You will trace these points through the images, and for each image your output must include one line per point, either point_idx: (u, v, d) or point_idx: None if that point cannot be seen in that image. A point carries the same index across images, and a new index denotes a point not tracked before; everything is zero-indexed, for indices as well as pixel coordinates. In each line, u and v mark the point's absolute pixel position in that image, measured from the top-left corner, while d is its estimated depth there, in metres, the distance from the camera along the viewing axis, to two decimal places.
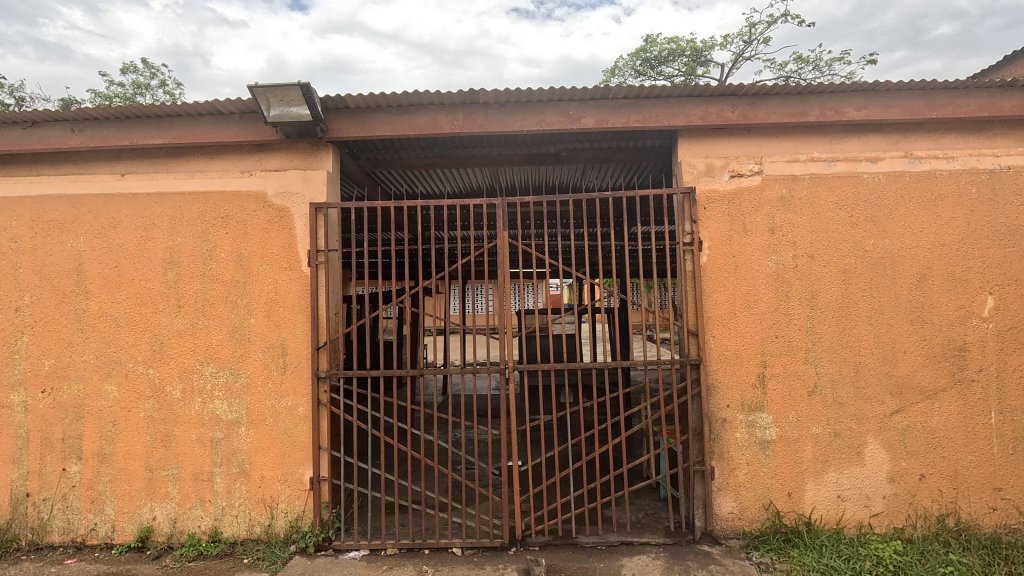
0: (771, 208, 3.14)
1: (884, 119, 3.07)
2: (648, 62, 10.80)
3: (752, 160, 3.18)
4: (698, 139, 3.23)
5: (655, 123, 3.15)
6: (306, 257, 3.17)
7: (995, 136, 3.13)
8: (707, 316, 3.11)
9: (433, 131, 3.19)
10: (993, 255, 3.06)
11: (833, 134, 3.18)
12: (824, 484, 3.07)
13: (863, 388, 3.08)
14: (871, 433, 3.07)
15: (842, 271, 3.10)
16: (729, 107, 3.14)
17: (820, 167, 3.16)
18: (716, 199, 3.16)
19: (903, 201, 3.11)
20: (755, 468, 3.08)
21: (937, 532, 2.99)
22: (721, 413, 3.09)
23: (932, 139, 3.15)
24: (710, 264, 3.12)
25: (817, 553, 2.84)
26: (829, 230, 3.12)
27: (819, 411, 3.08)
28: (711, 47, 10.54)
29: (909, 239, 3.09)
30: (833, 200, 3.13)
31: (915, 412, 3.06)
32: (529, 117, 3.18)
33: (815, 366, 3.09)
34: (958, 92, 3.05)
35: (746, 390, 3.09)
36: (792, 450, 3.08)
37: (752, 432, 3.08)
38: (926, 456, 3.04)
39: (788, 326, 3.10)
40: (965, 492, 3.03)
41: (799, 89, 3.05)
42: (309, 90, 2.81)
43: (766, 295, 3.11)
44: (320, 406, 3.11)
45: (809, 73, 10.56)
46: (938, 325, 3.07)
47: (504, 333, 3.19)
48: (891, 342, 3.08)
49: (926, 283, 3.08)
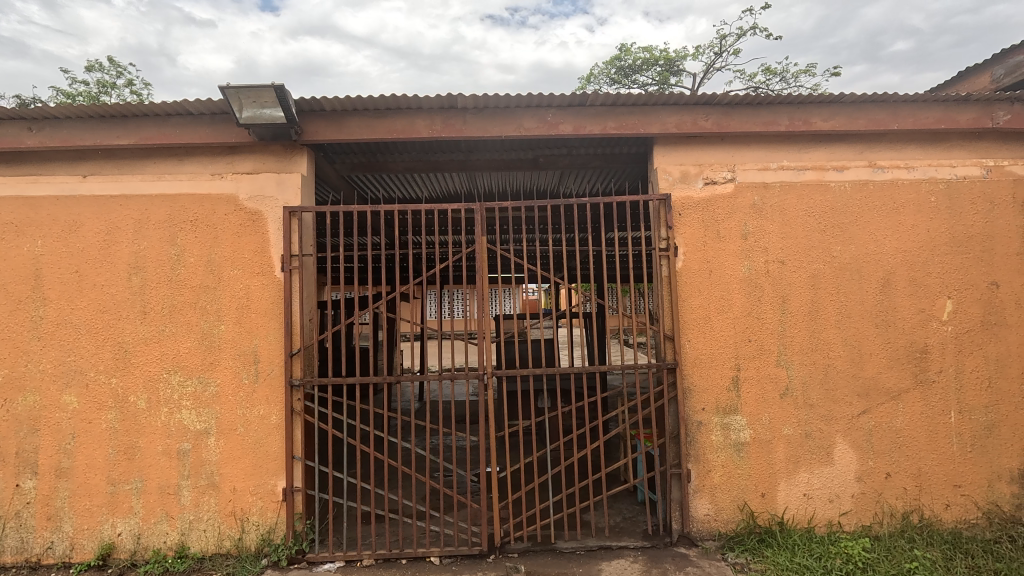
0: (743, 214, 3.22)
1: (850, 130, 3.18)
2: (623, 70, 10.95)
3: (726, 168, 3.25)
4: (673, 146, 3.28)
5: (631, 130, 3.20)
6: (280, 261, 3.09)
7: (952, 147, 3.28)
8: (683, 320, 3.16)
9: (412, 135, 3.17)
10: (951, 261, 3.20)
11: (802, 144, 3.28)
12: (795, 484, 3.15)
13: (832, 389, 3.17)
14: (840, 434, 3.16)
15: (812, 276, 3.19)
16: (703, 116, 3.20)
17: (790, 175, 3.25)
18: (691, 206, 3.22)
19: (869, 209, 3.23)
20: (730, 470, 3.14)
21: (903, 529, 3.09)
22: (697, 416, 3.14)
23: (894, 149, 3.28)
24: (686, 269, 3.17)
25: (790, 552, 2.90)
26: (799, 236, 3.21)
27: (791, 412, 3.16)
28: (683, 57, 10.74)
29: (875, 246, 3.21)
30: (803, 207, 3.23)
31: (882, 412, 3.16)
32: (508, 123, 3.18)
33: (787, 369, 3.17)
34: (918, 104, 3.18)
35: (722, 392, 3.15)
36: (765, 451, 3.15)
37: (726, 434, 3.14)
38: (892, 455, 3.15)
39: (761, 330, 3.17)
40: (928, 490, 3.15)
41: (769, 99, 3.14)
42: (283, 92, 2.74)
43: (739, 300, 3.18)
44: (294, 414, 3.03)
45: (777, 84, 10.77)
46: (901, 327, 3.18)
47: (482, 339, 3.17)
48: (858, 345, 3.18)
49: (890, 287, 3.20)
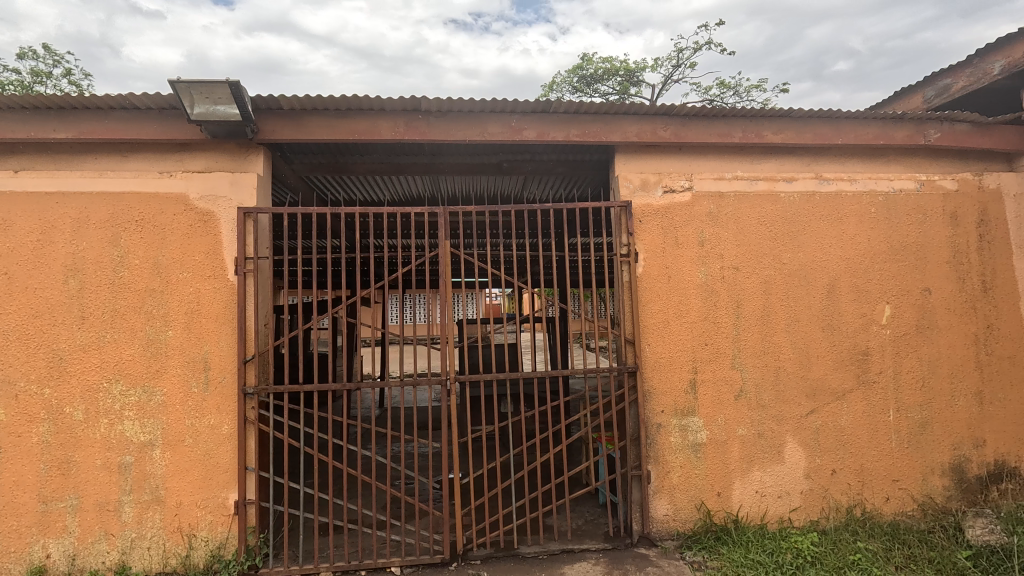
0: (700, 222, 3.33)
1: (798, 143, 3.35)
2: (585, 79, 11.16)
3: (684, 177, 3.36)
4: (633, 155, 3.36)
5: (593, 138, 3.26)
6: (234, 264, 2.97)
7: (889, 162, 3.50)
8: (643, 324, 3.23)
9: (374, 137, 3.12)
10: (889, 269, 3.41)
11: (754, 156, 3.43)
12: (749, 482, 3.26)
13: (783, 391, 3.31)
14: (790, 433, 3.30)
15: (763, 282, 3.33)
16: (662, 126, 3.29)
17: (743, 185, 3.38)
18: (651, 213, 3.30)
19: (815, 218, 3.40)
20: (688, 470, 3.22)
21: (847, 522, 3.25)
22: (657, 418, 3.21)
23: (838, 162, 3.47)
24: (646, 275, 3.25)
25: (744, 549, 3.00)
26: (751, 243, 3.35)
27: (745, 413, 3.28)
28: (642, 68, 11.04)
29: (821, 253, 3.38)
30: (756, 216, 3.37)
31: (828, 411, 3.32)
32: (472, 127, 3.18)
33: (741, 372, 3.29)
34: (860, 120, 3.38)
35: (680, 395, 3.23)
36: (721, 452, 3.25)
37: (684, 435, 3.22)
38: (837, 453, 3.32)
39: (717, 334, 3.28)
40: (870, 485, 3.33)
41: (724, 112, 3.27)
42: (238, 89, 2.64)
43: (696, 304, 3.28)
44: (248, 423, 2.91)
45: (730, 98, 11.23)
46: (845, 331, 3.36)
47: (445, 343, 3.13)
48: (806, 348, 3.33)
49: (834, 293, 3.37)
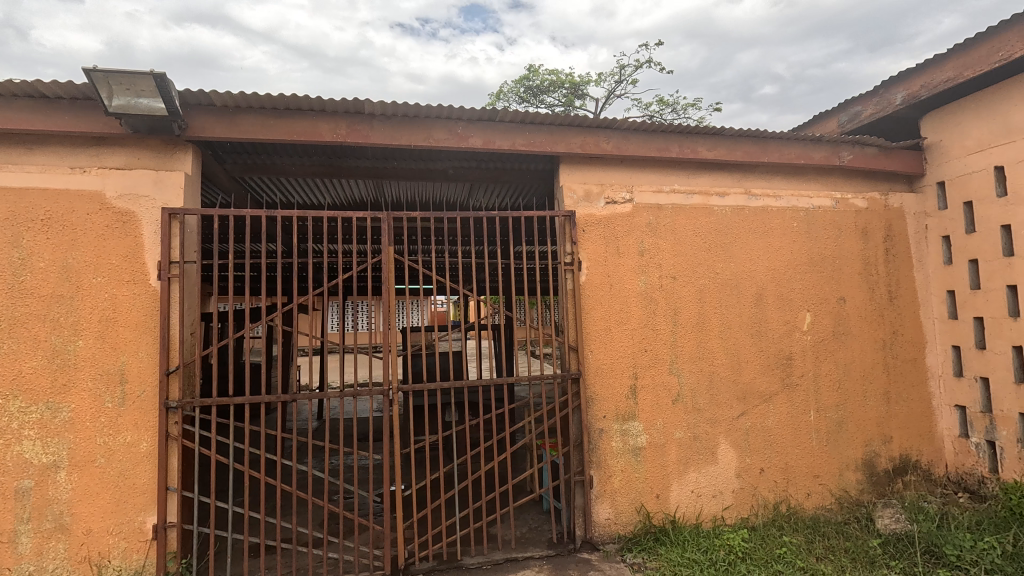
0: (640, 233, 3.45)
1: (729, 159, 3.55)
2: (531, 90, 11.34)
3: (625, 189, 3.47)
4: (577, 166, 3.44)
5: (539, 148, 3.31)
6: (156, 268, 2.76)
7: (809, 180, 3.78)
8: (586, 332, 3.30)
9: (314, 138, 3.01)
10: (809, 279, 3.68)
11: (690, 170, 3.60)
12: (685, 483, 3.39)
13: (716, 394, 3.47)
14: (723, 435, 3.46)
15: (698, 291, 3.49)
16: (605, 139, 3.39)
17: (680, 198, 3.54)
18: (594, 223, 3.39)
19: (744, 231, 3.61)
20: (628, 474, 3.30)
21: (774, 518, 3.44)
22: (599, 423, 3.27)
23: (765, 179, 3.71)
24: (589, 284, 3.32)
25: (681, 548, 3.11)
26: (687, 254, 3.50)
27: (681, 417, 3.41)
28: (587, 82, 11.35)
29: (749, 264, 3.59)
30: (691, 228, 3.53)
31: (757, 413, 3.52)
32: (417, 132, 3.14)
33: (678, 377, 3.42)
34: (784, 141, 3.64)
35: (621, 400, 3.32)
36: (659, 455, 3.36)
37: (625, 440, 3.31)
38: (765, 452, 3.51)
39: (655, 340, 3.40)
40: (793, 482, 3.55)
41: (662, 128, 3.41)
42: (165, 83, 2.47)
43: (636, 312, 3.39)
44: (170, 440, 2.70)
45: (669, 114, 11.76)
46: (771, 337, 3.58)
47: (388, 351, 3.05)
48: (737, 353, 3.52)
49: (761, 302, 3.59)
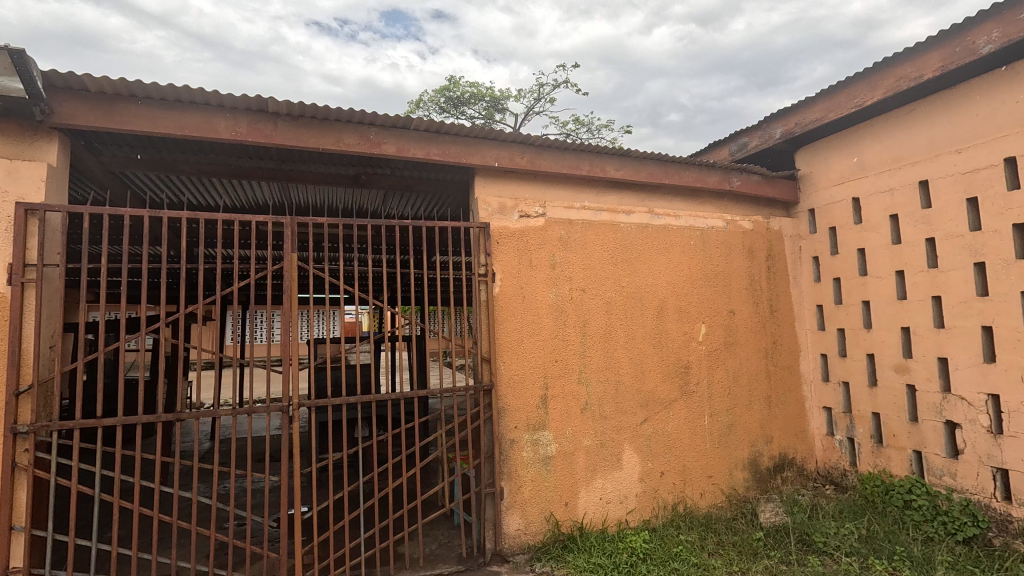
0: (552, 246, 3.54)
1: (635, 180, 3.77)
2: (451, 101, 11.34)
3: (538, 204, 3.56)
4: (492, 179, 3.48)
5: (454, 159, 3.30)
6: (5, 271, 2.40)
7: (704, 202, 4.11)
8: (498, 343, 3.32)
9: (209, 135, 2.78)
10: (704, 293, 3.98)
11: (599, 188, 3.77)
12: (592, 490, 3.50)
13: (621, 402, 3.63)
14: (627, 441, 3.63)
15: (606, 303, 3.66)
16: (519, 154, 3.47)
17: (589, 214, 3.70)
18: (507, 235, 3.43)
19: (648, 248, 3.84)
20: (538, 483, 3.35)
21: (672, 518, 3.65)
22: (510, 434, 3.30)
23: (666, 200, 3.98)
24: (502, 295, 3.36)
25: (587, 554, 3.19)
26: (596, 268, 3.66)
27: (589, 425, 3.53)
28: (507, 97, 11.56)
29: (652, 279, 3.82)
30: (600, 243, 3.69)
31: (658, 419, 3.73)
32: (326, 135, 3.02)
33: (586, 386, 3.54)
34: (682, 165, 3.93)
35: (532, 410, 3.37)
36: (568, 463, 3.44)
37: (535, 449, 3.36)
38: (665, 456, 3.73)
39: (565, 351, 3.50)
40: (690, 483, 3.79)
41: (573, 146, 3.55)
42: (23, 61, 2.17)
43: (547, 323, 3.47)
44: (17, 470, 2.33)
45: (584, 134, 12.28)
46: (671, 347, 3.82)
47: (288, 364, 2.87)
48: (640, 363, 3.72)
49: (663, 314, 3.82)
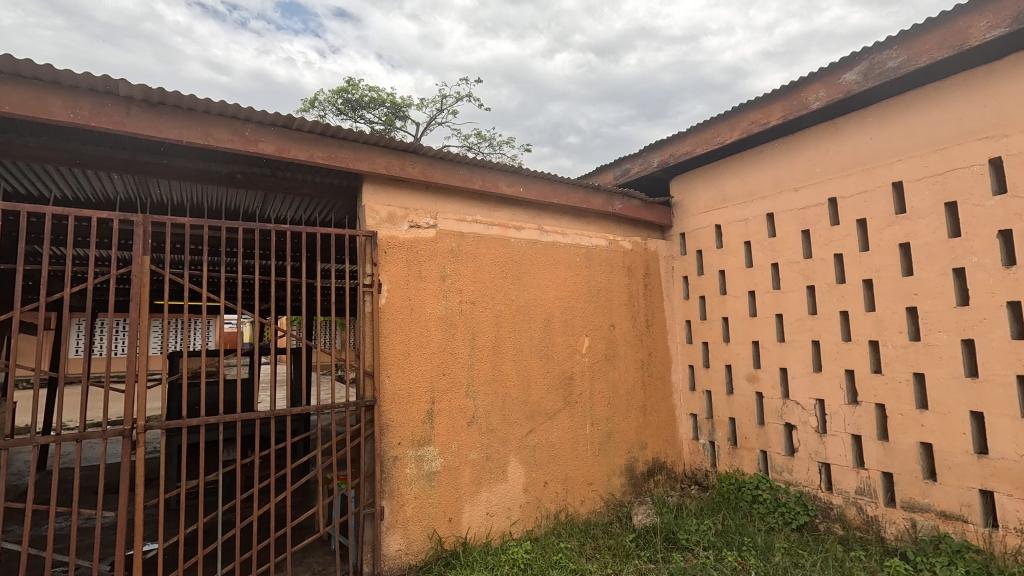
0: (442, 258, 3.52)
1: (525, 197, 3.88)
2: (349, 103, 10.90)
3: (429, 215, 3.52)
4: (381, 187, 3.38)
5: (340, 164, 3.16)
6: None
7: (590, 222, 4.35)
8: (383, 356, 3.21)
9: (39, 115, 2.40)
10: (588, 308, 4.20)
11: (491, 203, 3.83)
12: (477, 504, 3.49)
13: (508, 415, 3.68)
14: (513, 453, 3.68)
15: (495, 316, 3.70)
16: (411, 163, 3.41)
17: (481, 228, 3.74)
18: (396, 246, 3.35)
19: (537, 263, 3.96)
20: (421, 500, 3.26)
21: (554, 527, 3.75)
22: (393, 451, 3.18)
23: (555, 218, 4.15)
24: (389, 307, 3.26)
25: (469, 569, 3.16)
26: (486, 281, 3.69)
27: (475, 438, 3.52)
28: (409, 105, 11.37)
29: (541, 293, 3.95)
30: (490, 257, 3.74)
31: (542, 430, 3.83)
32: (193, 128, 2.74)
33: (473, 400, 3.54)
34: (570, 186, 4.13)
35: (417, 425, 3.29)
36: (453, 478, 3.40)
37: (419, 465, 3.28)
38: (548, 466, 3.83)
39: (453, 364, 3.48)
40: (571, 491, 3.93)
41: (466, 160, 3.57)
42: None
43: (435, 336, 3.42)
44: None
45: (485, 148, 12.45)
46: (556, 360, 3.96)
47: (135, 381, 2.53)
48: (527, 375, 3.80)
49: (550, 327, 3.96)
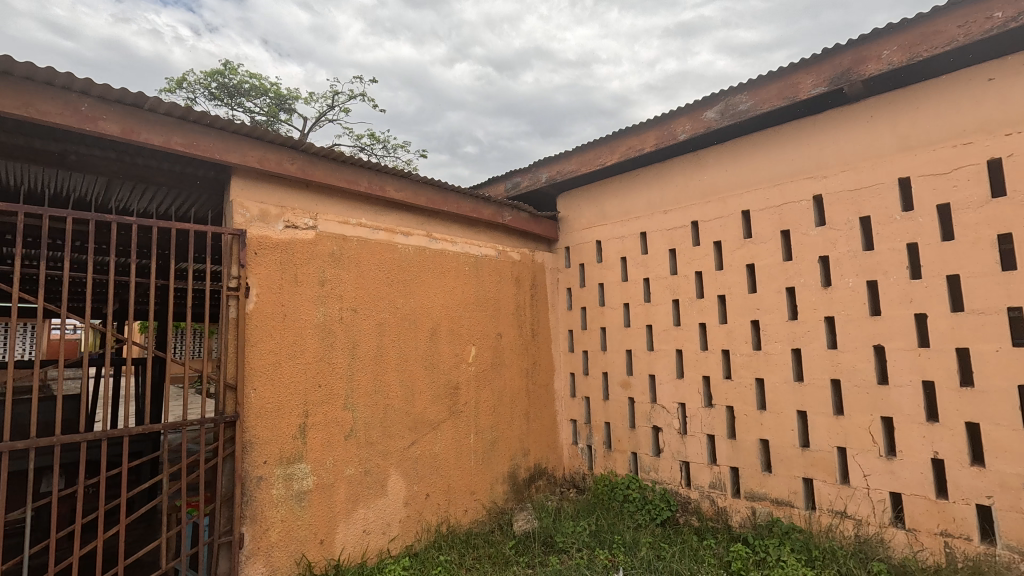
0: (322, 261, 3.31)
1: (414, 203, 3.81)
2: (225, 88, 9.92)
3: (307, 215, 3.30)
4: (253, 181, 3.10)
5: (204, 153, 2.83)
6: None
7: (480, 232, 4.39)
8: (248, 367, 2.92)
9: None
10: (475, 316, 4.21)
11: (377, 207, 3.70)
12: (353, 522, 3.30)
13: (389, 426, 3.54)
14: (393, 466, 3.54)
15: (378, 324, 3.56)
16: (289, 159, 3.18)
17: (365, 232, 3.58)
18: (268, 246, 3.08)
19: (424, 270, 3.89)
20: (288, 523, 3.00)
21: (434, 540, 3.67)
22: (256, 471, 2.90)
23: (444, 226, 4.12)
24: (257, 313, 2.98)
25: None
26: (369, 287, 3.54)
27: (353, 453, 3.34)
28: (295, 97, 10.65)
29: (427, 301, 3.88)
30: (375, 262, 3.60)
31: (425, 441, 3.74)
32: (7, 95, 2.29)
33: (352, 412, 3.36)
34: (461, 195, 4.14)
35: (286, 442, 3.03)
36: (326, 496, 3.19)
37: (288, 485, 3.02)
38: (430, 478, 3.75)
39: (330, 375, 3.27)
40: (454, 502, 3.88)
41: (352, 160, 3.42)
42: None
43: (311, 345, 3.20)
44: None
45: (378, 150, 12.05)
46: (442, 369, 3.91)
47: None
48: (411, 385, 3.70)
49: (436, 336, 3.90)
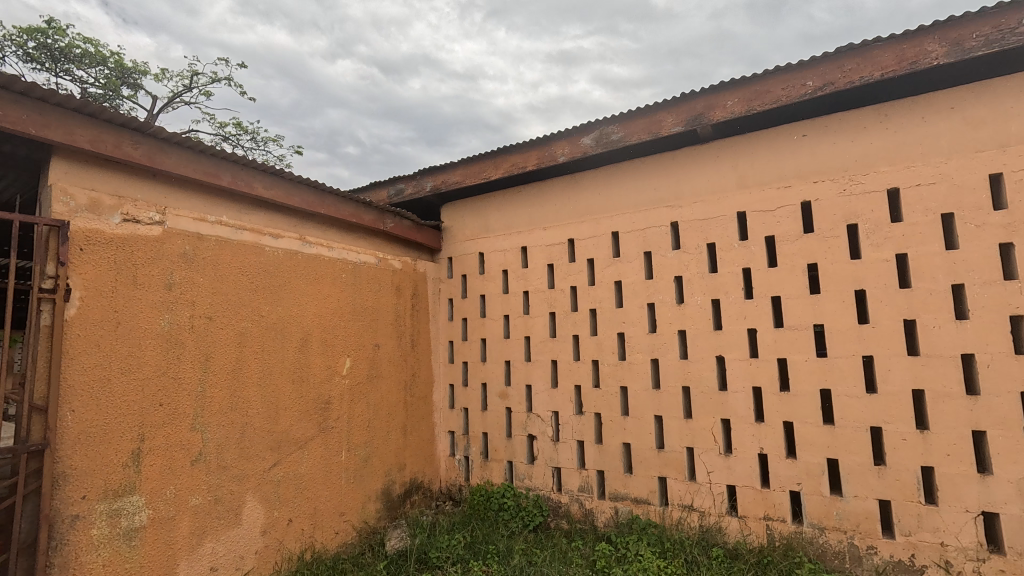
0: (169, 262, 2.90)
1: (285, 203, 3.52)
2: (47, 50, 8.32)
3: (153, 208, 2.88)
4: (81, 164, 2.62)
5: (12, 125, 2.30)
6: None
7: (359, 238, 4.19)
8: (65, 385, 2.43)
9: None
10: (351, 326, 4.00)
11: (241, 204, 3.35)
12: (197, 559, 2.91)
13: (247, 447, 3.20)
14: (250, 491, 3.20)
15: (238, 334, 3.21)
16: (131, 142, 2.74)
17: (226, 232, 3.22)
18: (99, 242, 2.62)
19: (295, 276, 3.61)
20: (113, 569, 2.55)
21: (296, 569, 3.37)
22: (70, 510, 2.42)
23: (319, 229, 3.86)
24: (81, 320, 2.51)
25: None
26: (228, 293, 3.18)
27: (200, 480, 2.95)
28: (143, 72, 9.29)
29: (297, 309, 3.59)
30: (236, 265, 3.25)
31: (289, 462, 3.44)
32: None
33: (201, 433, 2.97)
34: (339, 198, 3.92)
35: (113, 472, 2.58)
36: (164, 532, 2.77)
37: (114, 523, 2.57)
38: (293, 502, 3.45)
39: (175, 392, 2.86)
40: (320, 525, 3.62)
41: (212, 150, 3.06)
42: None
43: (152, 358, 2.77)
44: None
45: (245, 141, 10.97)
46: (312, 383, 3.64)
47: None
48: (274, 401, 3.39)
49: (306, 347, 3.62)
